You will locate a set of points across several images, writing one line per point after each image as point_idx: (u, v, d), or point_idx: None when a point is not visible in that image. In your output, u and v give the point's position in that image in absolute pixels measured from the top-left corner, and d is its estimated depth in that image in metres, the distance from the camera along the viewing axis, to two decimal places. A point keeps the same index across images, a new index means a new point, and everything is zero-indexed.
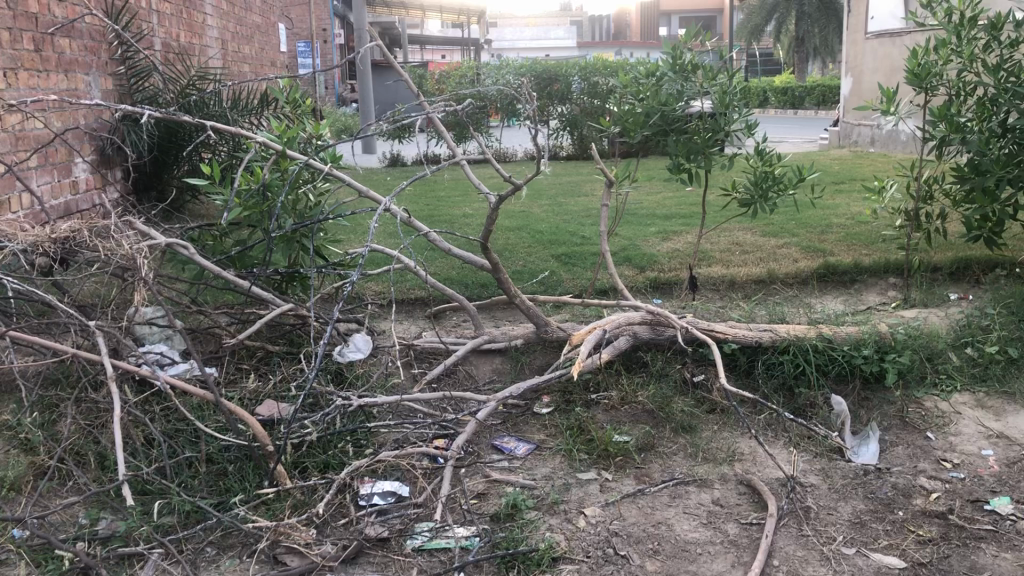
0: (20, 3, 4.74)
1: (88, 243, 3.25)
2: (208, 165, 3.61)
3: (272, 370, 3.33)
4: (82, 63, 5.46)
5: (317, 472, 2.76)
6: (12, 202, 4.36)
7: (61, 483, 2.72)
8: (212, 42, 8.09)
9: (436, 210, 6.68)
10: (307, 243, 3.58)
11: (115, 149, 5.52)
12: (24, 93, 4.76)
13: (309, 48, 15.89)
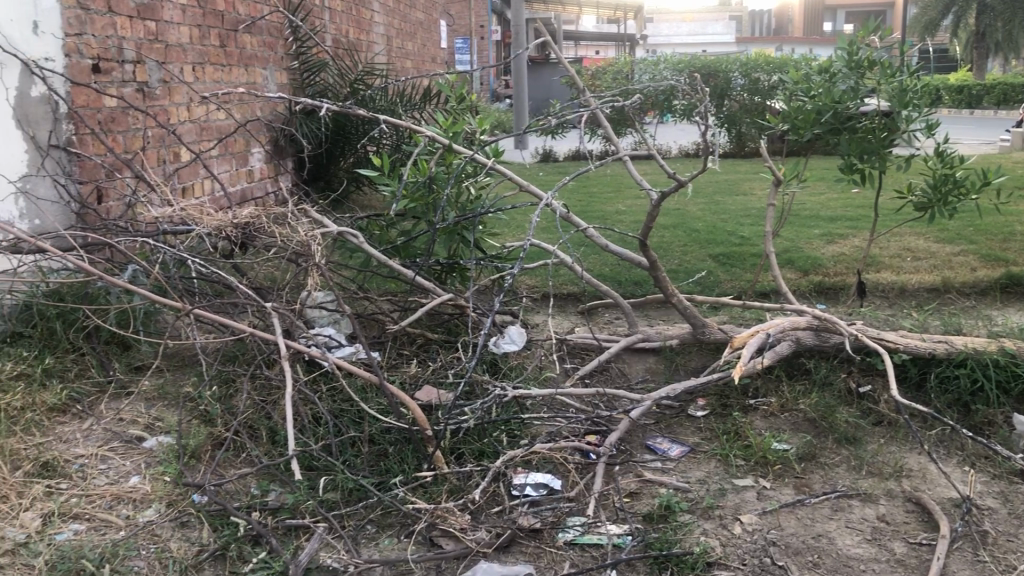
0: (210, 2, 5.06)
1: (266, 229, 3.44)
2: (377, 157, 3.74)
3: (430, 357, 3.43)
4: (261, 58, 5.78)
5: (473, 459, 2.82)
6: (196, 188, 4.70)
7: (236, 454, 2.89)
8: (378, 38, 8.40)
9: (590, 206, 6.69)
10: (468, 235, 3.65)
11: (288, 141, 5.82)
12: (210, 86, 5.08)
13: (466, 44, 16.29)
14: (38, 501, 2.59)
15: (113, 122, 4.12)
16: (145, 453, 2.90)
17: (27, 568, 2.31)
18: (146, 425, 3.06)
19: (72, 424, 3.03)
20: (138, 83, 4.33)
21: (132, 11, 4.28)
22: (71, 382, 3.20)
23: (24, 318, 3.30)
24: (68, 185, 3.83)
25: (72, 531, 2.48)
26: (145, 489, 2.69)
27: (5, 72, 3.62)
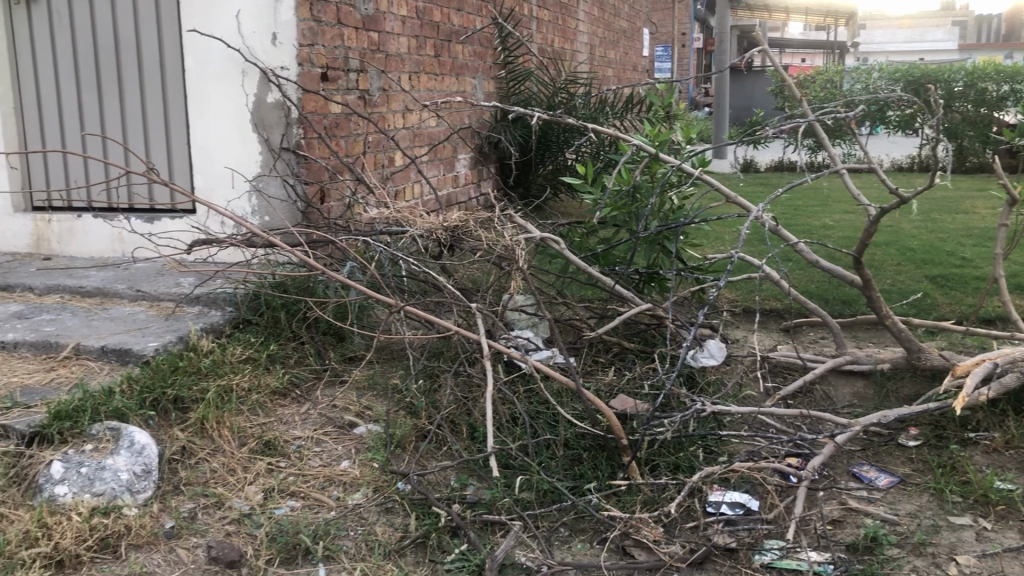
0: (427, 14, 5.30)
1: (474, 233, 3.55)
2: (581, 165, 3.77)
3: (627, 366, 3.42)
4: (471, 68, 5.99)
5: (668, 473, 2.80)
6: (406, 192, 4.95)
7: (437, 447, 3.02)
8: (582, 47, 8.49)
9: (795, 220, 6.47)
10: (669, 245, 3.63)
11: (491, 148, 6.01)
12: (423, 94, 5.32)
13: (667, 52, 16.22)
14: (261, 477, 2.82)
15: (337, 128, 4.39)
16: (356, 440, 3.08)
17: (250, 537, 2.51)
18: (357, 413, 3.25)
19: (291, 407, 3.27)
20: (360, 91, 4.60)
21: (358, 23, 4.54)
22: (291, 368, 3.46)
23: (253, 307, 3.64)
24: (295, 185, 4.16)
25: (289, 507, 2.67)
26: (355, 474, 2.86)
27: (248, 80, 4.15)
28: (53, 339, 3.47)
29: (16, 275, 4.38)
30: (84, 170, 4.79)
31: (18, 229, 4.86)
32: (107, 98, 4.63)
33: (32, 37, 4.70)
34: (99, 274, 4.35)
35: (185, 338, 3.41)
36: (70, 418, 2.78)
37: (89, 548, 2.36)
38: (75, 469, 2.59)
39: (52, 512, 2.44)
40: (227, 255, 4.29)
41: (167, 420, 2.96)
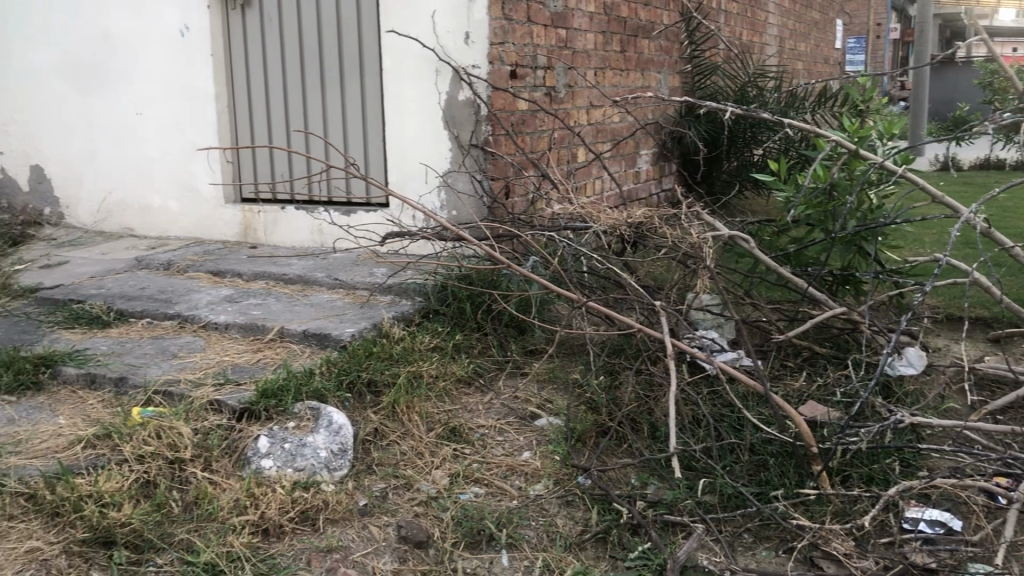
0: (615, 9, 5.28)
1: (659, 230, 3.50)
2: (774, 161, 3.64)
3: (818, 372, 3.29)
4: (657, 62, 5.93)
5: (861, 486, 2.68)
6: (589, 188, 4.97)
7: (618, 443, 3.02)
8: (771, 40, 8.23)
9: (1006, 222, 6.00)
10: (867, 246, 3.43)
11: (674, 143, 5.93)
12: (608, 90, 5.32)
13: (861, 44, 15.45)
14: (447, 462, 2.92)
15: (524, 124, 4.46)
16: (537, 431, 3.13)
17: (437, 519, 2.61)
18: (539, 405, 3.30)
19: (475, 396, 3.36)
20: (547, 88, 4.65)
21: (547, 20, 4.59)
22: (475, 358, 3.55)
23: (440, 298, 3.77)
24: (482, 181, 4.29)
25: (474, 493, 2.75)
26: (535, 465, 2.90)
27: (440, 79, 4.34)
28: (259, 322, 3.73)
29: (228, 262, 4.74)
30: (288, 164, 5.11)
31: (229, 219, 5.25)
32: (310, 97, 4.92)
33: (246, 40, 5.06)
34: (300, 262, 4.64)
35: (377, 326, 3.59)
36: (275, 396, 2.98)
37: (291, 520, 2.52)
38: (279, 444, 2.76)
39: (259, 483, 2.62)
40: (418, 246, 4.49)
41: (361, 403, 3.11)
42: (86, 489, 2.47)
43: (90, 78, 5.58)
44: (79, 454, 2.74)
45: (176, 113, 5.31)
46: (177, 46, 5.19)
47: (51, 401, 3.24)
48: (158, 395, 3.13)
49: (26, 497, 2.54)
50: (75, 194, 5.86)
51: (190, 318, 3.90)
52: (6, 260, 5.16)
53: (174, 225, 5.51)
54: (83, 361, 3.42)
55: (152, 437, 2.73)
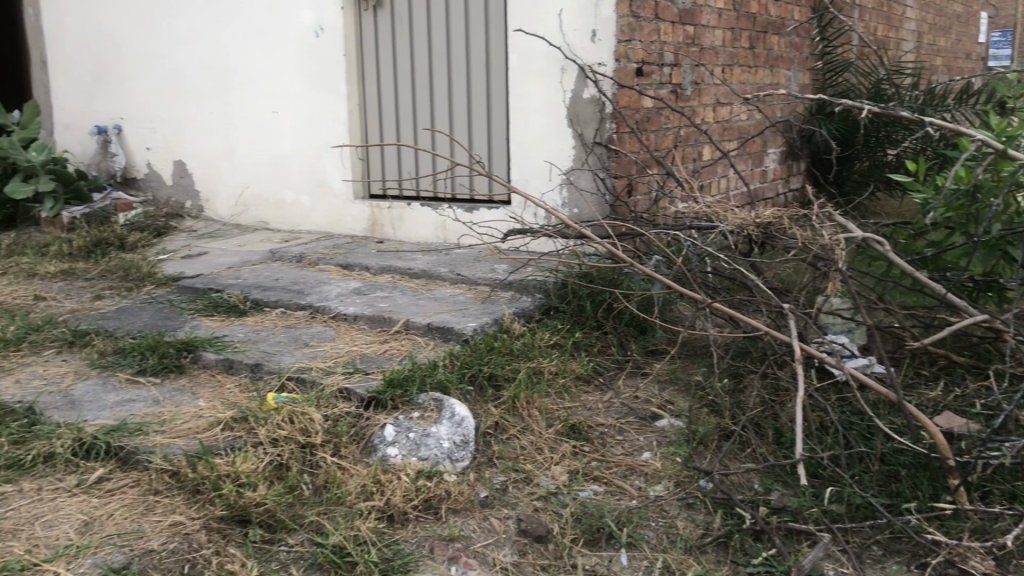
0: (744, 5, 5.18)
1: (788, 230, 3.42)
2: (913, 161, 3.49)
3: (955, 382, 3.15)
4: (787, 59, 5.79)
5: (1001, 502, 2.55)
6: (714, 187, 4.89)
7: (741, 448, 2.97)
8: (909, 35, 7.89)
9: None
10: (1013, 251, 3.25)
11: (803, 142, 5.77)
12: (735, 87, 5.22)
13: (1006, 38, 14.63)
14: (567, 458, 2.94)
15: (649, 122, 4.43)
16: (657, 432, 3.11)
17: (556, 515, 2.63)
18: (660, 405, 3.27)
19: (595, 394, 3.36)
20: (673, 85, 4.60)
21: (675, 17, 4.54)
22: (595, 356, 3.54)
23: (561, 295, 3.79)
24: (605, 179, 4.28)
25: (593, 491, 2.76)
26: (656, 466, 2.88)
27: (566, 77, 4.37)
28: (385, 314, 3.83)
29: (356, 256, 4.89)
30: (414, 161, 5.23)
31: (357, 214, 5.42)
32: (437, 95, 5.01)
33: (376, 40, 5.20)
34: (424, 257, 4.74)
35: (499, 321, 3.64)
36: (401, 386, 3.06)
37: (415, 508, 2.58)
38: (404, 433, 2.84)
39: (385, 470, 2.71)
40: (540, 244, 4.53)
41: (482, 396, 3.15)
42: (225, 468, 2.60)
43: (230, 78, 5.84)
44: (218, 435, 2.89)
45: (309, 111, 5.51)
46: (313, 46, 5.38)
47: (192, 384, 3.42)
48: (291, 381, 3.26)
49: (170, 473, 2.70)
50: (214, 189, 6.16)
51: (320, 309, 4.04)
52: (151, 250, 5.47)
53: (305, 219, 5.72)
54: (221, 347, 3.60)
55: (285, 421, 2.85)
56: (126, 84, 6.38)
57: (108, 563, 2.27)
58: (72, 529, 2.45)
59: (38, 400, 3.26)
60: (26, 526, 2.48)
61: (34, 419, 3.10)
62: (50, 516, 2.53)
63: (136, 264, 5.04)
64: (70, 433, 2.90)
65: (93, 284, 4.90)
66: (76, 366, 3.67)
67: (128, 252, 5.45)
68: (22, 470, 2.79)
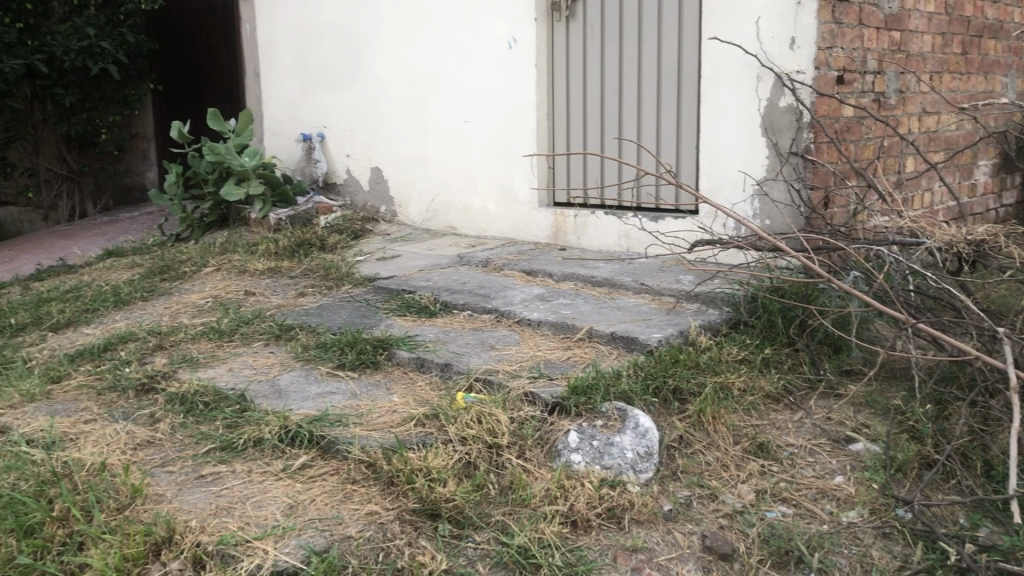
0: (957, 8, 4.88)
1: (1003, 249, 3.19)
2: None
3: None
4: (1003, 64, 5.40)
5: None
6: (917, 200, 4.63)
7: (944, 479, 2.80)
8: None
9: None
10: None
11: (1019, 154, 5.37)
12: (944, 95, 4.92)
13: None
14: (754, 477, 2.86)
15: (848, 131, 4.25)
16: (852, 456, 2.98)
17: (742, 534, 2.57)
18: (854, 428, 3.13)
19: (784, 413, 3.26)
20: (876, 93, 4.39)
21: (881, 22, 4.34)
22: (785, 374, 3.43)
23: (750, 309, 3.72)
24: (799, 190, 4.15)
25: (781, 512, 2.68)
26: (849, 491, 2.76)
27: (761, 84, 4.27)
28: (570, 321, 3.87)
29: (540, 262, 4.97)
30: (600, 169, 5.25)
31: (541, 221, 5.51)
32: (626, 103, 5.02)
33: (568, 50, 5.26)
34: (608, 266, 4.76)
35: (685, 333, 3.60)
36: (585, 394, 3.08)
37: (599, 515, 2.60)
38: (589, 440, 2.86)
39: (569, 476, 2.74)
40: (728, 255, 4.45)
41: (667, 408, 3.13)
42: (418, 463, 2.72)
43: (425, 88, 6.08)
44: (411, 430, 3.02)
45: (499, 120, 5.65)
46: (505, 56, 5.52)
47: (387, 379, 3.59)
48: (479, 382, 3.35)
49: (366, 464, 2.84)
50: (406, 194, 6.43)
51: (506, 313, 4.14)
52: (349, 252, 5.77)
53: (491, 225, 5.87)
54: (413, 346, 3.76)
55: (473, 421, 2.94)
56: (329, 95, 6.76)
57: (311, 545, 2.41)
58: (279, 510, 2.63)
59: (249, 389, 3.52)
60: (238, 505, 2.68)
61: (245, 406, 3.35)
62: (260, 497, 2.72)
63: (335, 265, 5.34)
64: (278, 420, 3.11)
65: (297, 282, 5.23)
66: (282, 357, 3.93)
67: (329, 252, 5.78)
68: (235, 453, 3.02)
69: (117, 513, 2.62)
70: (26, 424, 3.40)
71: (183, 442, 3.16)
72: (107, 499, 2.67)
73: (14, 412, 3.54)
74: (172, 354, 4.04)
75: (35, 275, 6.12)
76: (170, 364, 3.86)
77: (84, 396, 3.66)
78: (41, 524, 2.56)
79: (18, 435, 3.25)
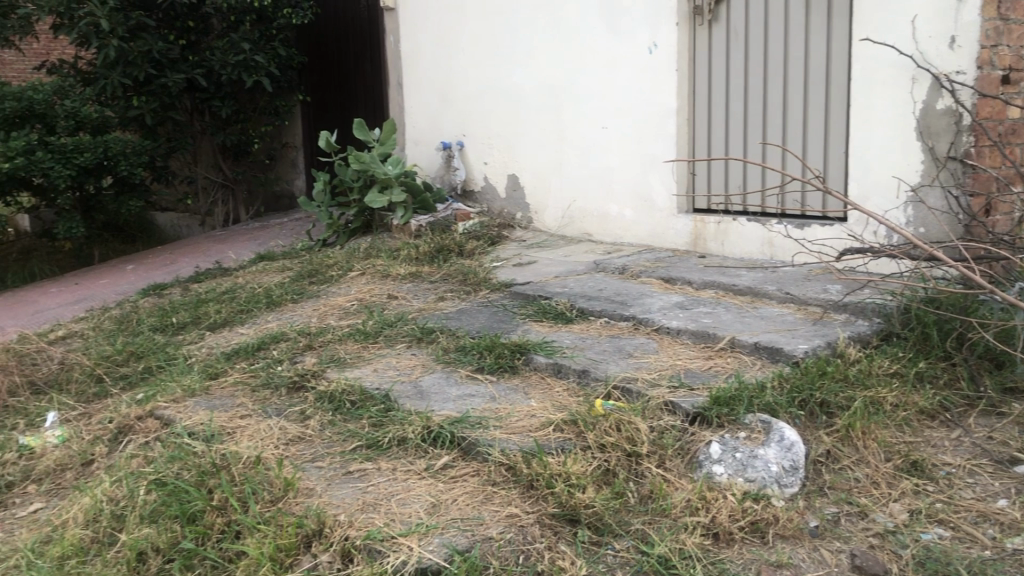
0: None
1: None
2: None
3: None
4: None
5: None
6: None
7: None
8: None
9: None
10: None
11: None
12: None
13: None
14: (908, 496, 2.74)
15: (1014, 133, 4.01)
16: (1016, 479, 2.80)
17: (895, 555, 2.47)
18: (1019, 449, 2.95)
19: (941, 430, 3.10)
20: None
21: None
22: (941, 389, 3.26)
23: (904, 321, 3.56)
24: (958, 196, 3.96)
25: (938, 534, 2.55)
26: (1014, 515, 2.61)
27: (917, 86, 4.10)
28: (711, 330, 3.81)
29: (679, 270, 4.91)
30: (743, 175, 5.15)
31: (680, 228, 5.45)
32: (771, 108, 4.89)
33: (710, 55, 5.18)
34: (750, 274, 4.65)
35: (832, 345, 3.49)
36: (728, 405, 3.02)
37: (741, 529, 2.54)
38: (731, 452, 2.81)
39: (711, 487, 2.70)
40: (879, 264, 4.29)
41: (813, 422, 3.03)
42: (557, 468, 2.74)
43: (564, 95, 6.11)
44: (550, 435, 3.04)
45: (639, 126, 5.62)
46: (646, 62, 5.49)
47: (525, 384, 3.63)
48: (618, 390, 3.34)
49: (506, 467, 2.88)
50: (543, 200, 6.48)
51: (644, 321, 4.11)
52: (487, 257, 5.87)
53: (629, 232, 5.84)
54: (551, 352, 3.79)
55: (613, 428, 2.94)
56: (469, 104, 6.89)
57: (454, 544, 2.47)
58: (423, 508, 2.70)
59: (393, 389, 3.63)
60: (384, 501, 2.77)
61: (389, 405, 3.45)
62: (404, 495, 2.80)
63: (474, 270, 5.43)
64: (421, 421, 3.20)
65: (436, 286, 5.35)
66: (424, 360, 4.03)
67: (466, 258, 5.90)
68: (381, 451, 3.12)
69: (271, 505, 2.75)
70: (187, 417, 3.62)
71: (331, 439, 3.28)
72: (262, 491, 2.80)
73: (176, 405, 3.78)
74: (322, 354, 4.22)
75: (194, 277, 6.50)
76: (319, 363, 4.03)
77: (241, 392, 3.87)
78: (202, 512, 2.72)
79: (181, 427, 3.46)
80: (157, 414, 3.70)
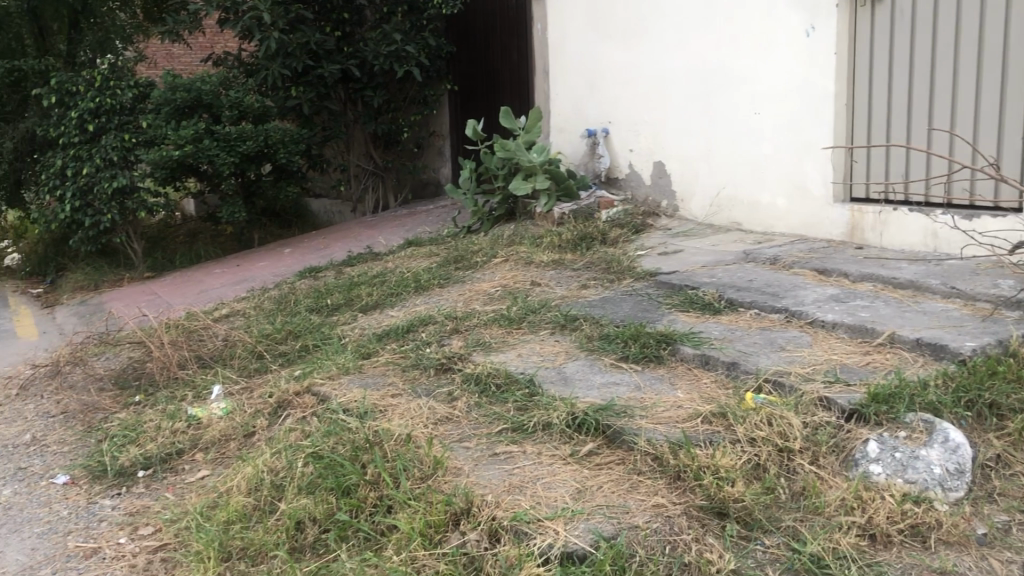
0: None
1: None
2: None
3: None
4: None
5: None
6: None
7: None
8: None
9: None
10: None
11: None
12: None
13: None
14: None
15: None
16: None
17: None
18: None
19: None
20: None
21: None
22: None
23: None
24: None
25: None
26: None
27: None
28: (869, 325, 3.65)
29: (834, 261, 4.73)
30: (905, 163, 4.90)
31: (836, 218, 5.24)
32: (938, 91, 4.64)
33: (872, 37, 4.95)
34: (911, 267, 4.43)
35: (1004, 343, 3.28)
36: (887, 403, 2.89)
37: (900, 531, 2.44)
38: (890, 451, 2.69)
39: (868, 487, 2.59)
40: None
41: (981, 424, 2.86)
42: (704, 460, 2.71)
43: (714, 80, 5.98)
44: (697, 427, 3.00)
45: (794, 111, 5.43)
46: (803, 45, 5.29)
47: (670, 374, 3.58)
48: (769, 383, 3.26)
49: (652, 456, 2.86)
50: (689, 188, 6.37)
51: (796, 314, 3.98)
52: (631, 246, 5.82)
53: (780, 221, 5.67)
54: (698, 343, 3.73)
55: (764, 423, 2.87)
56: (615, 90, 6.84)
57: (599, 530, 2.48)
58: (568, 493, 2.72)
59: (538, 374, 3.67)
60: (529, 484, 2.80)
61: (534, 389, 3.49)
62: (550, 478, 2.83)
63: (618, 259, 5.41)
64: (565, 406, 3.22)
65: (580, 274, 5.36)
66: (568, 346, 4.05)
67: (610, 246, 5.87)
68: (526, 434, 3.16)
69: (421, 482, 2.83)
70: (341, 394, 3.77)
71: (478, 421, 3.35)
72: (413, 468, 2.90)
73: (332, 382, 3.94)
74: (468, 337, 4.30)
75: (347, 261, 6.75)
76: (466, 347, 4.11)
77: (392, 372, 4.00)
78: (356, 485, 2.84)
79: (336, 403, 3.62)
80: (313, 390, 3.88)
